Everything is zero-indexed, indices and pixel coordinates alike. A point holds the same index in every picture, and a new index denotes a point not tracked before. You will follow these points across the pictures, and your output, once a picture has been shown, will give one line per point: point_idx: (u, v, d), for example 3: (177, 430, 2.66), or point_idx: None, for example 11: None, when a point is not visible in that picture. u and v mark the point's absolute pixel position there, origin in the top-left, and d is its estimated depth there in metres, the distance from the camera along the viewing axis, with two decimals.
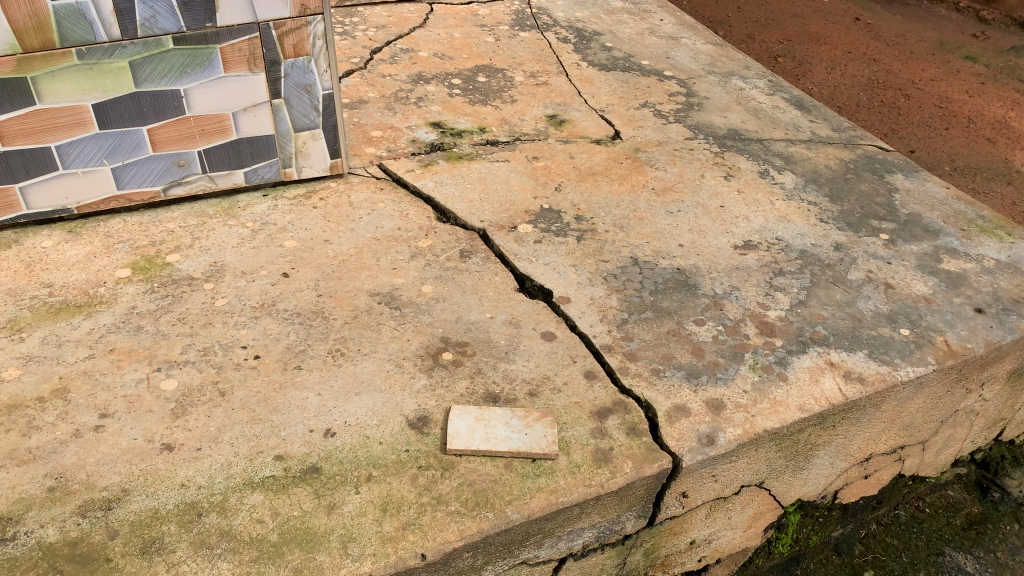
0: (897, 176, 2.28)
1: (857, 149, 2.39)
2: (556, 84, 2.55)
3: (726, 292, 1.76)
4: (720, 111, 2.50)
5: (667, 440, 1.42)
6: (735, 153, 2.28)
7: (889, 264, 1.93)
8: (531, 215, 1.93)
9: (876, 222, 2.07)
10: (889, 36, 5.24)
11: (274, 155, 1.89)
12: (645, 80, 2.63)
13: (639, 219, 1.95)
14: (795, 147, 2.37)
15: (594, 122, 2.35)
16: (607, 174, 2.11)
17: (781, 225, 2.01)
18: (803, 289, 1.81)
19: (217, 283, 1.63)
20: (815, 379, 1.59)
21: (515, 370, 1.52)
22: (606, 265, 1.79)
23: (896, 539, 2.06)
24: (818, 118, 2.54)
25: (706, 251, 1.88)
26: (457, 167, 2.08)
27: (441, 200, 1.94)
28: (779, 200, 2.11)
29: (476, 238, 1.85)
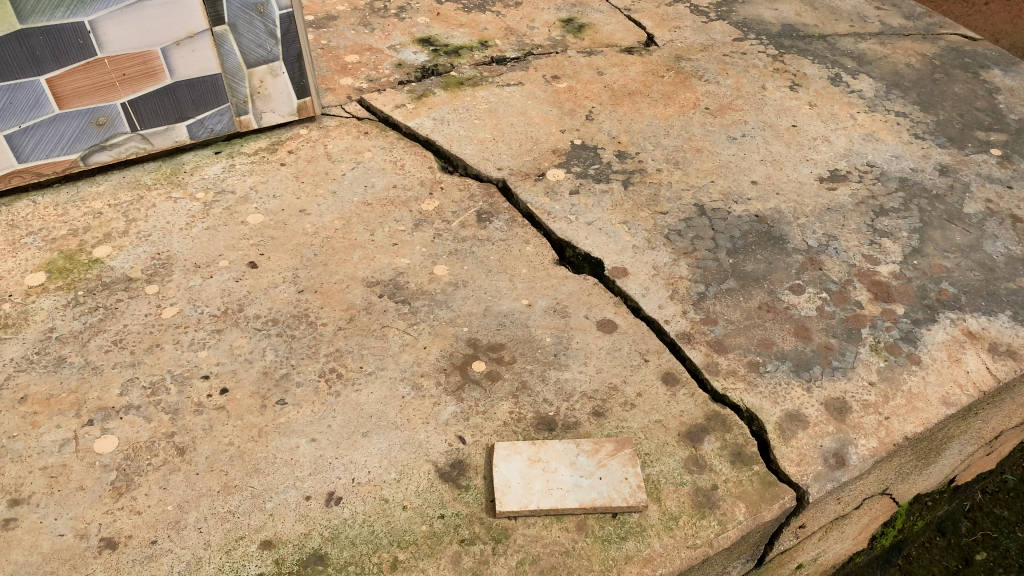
0: (995, 72, 1.85)
1: (939, 40, 1.96)
2: None
3: (821, 245, 1.38)
4: (769, 2, 2.05)
5: (785, 466, 1.07)
6: (796, 56, 1.86)
7: (1010, 188, 1.54)
8: (561, 156, 1.51)
9: (982, 133, 1.67)
10: None
11: (224, 100, 1.45)
12: None
13: (696, 151, 1.55)
14: (866, 42, 1.93)
15: (620, 25, 1.91)
16: (646, 94, 1.69)
17: (869, 146, 1.61)
18: (914, 232, 1.43)
19: (162, 285, 1.23)
20: (955, 359, 1.22)
21: (572, 380, 1.14)
22: (666, 218, 1.40)
23: (1006, 511, 1.75)
24: (885, 4, 2.10)
25: (786, 189, 1.49)
26: (459, 97, 1.65)
27: (444, 143, 1.52)
28: (860, 112, 1.71)
29: (494, 192, 1.44)
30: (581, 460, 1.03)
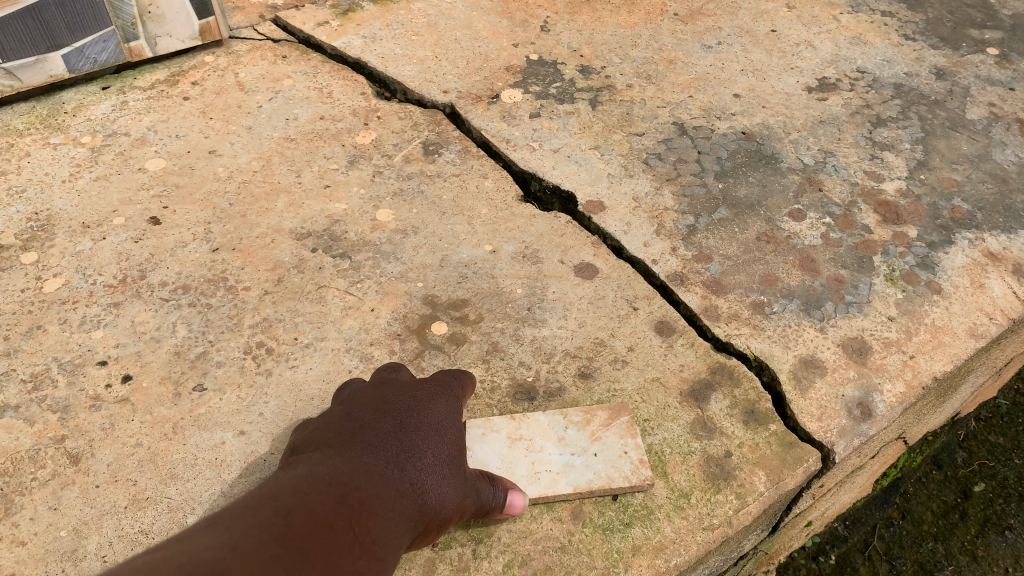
0: None
1: None
2: None
3: (818, 162, 1.22)
4: None
5: (806, 423, 0.91)
6: None
7: (1013, 90, 1.39)
8: (516, 74, 1.31)
9: (976, 31, 1.52)
10: None
11: (107, 23, 1.20)
12: None
13: (668, 63, 1.36)
14: None
15: None
16: (607, 0, 1.49)
17: (858, 50, 1.44)
18: (917, 144, 1.27)
19: (42, 252, 1.00)
20: (979, 285, 1.07)
21: (551, 337, 0.96)
22: (642, 141, 1.22)
23: (1002, 437, 1.60)
24: None
25: (773, 101, 1.32)
26: (392, 11, 1.41)
27: (379, 65, 1.30)
28: (843, 13, 1.54)
29: (442, 120, 1.23)
30: (572, 433, 0.86)
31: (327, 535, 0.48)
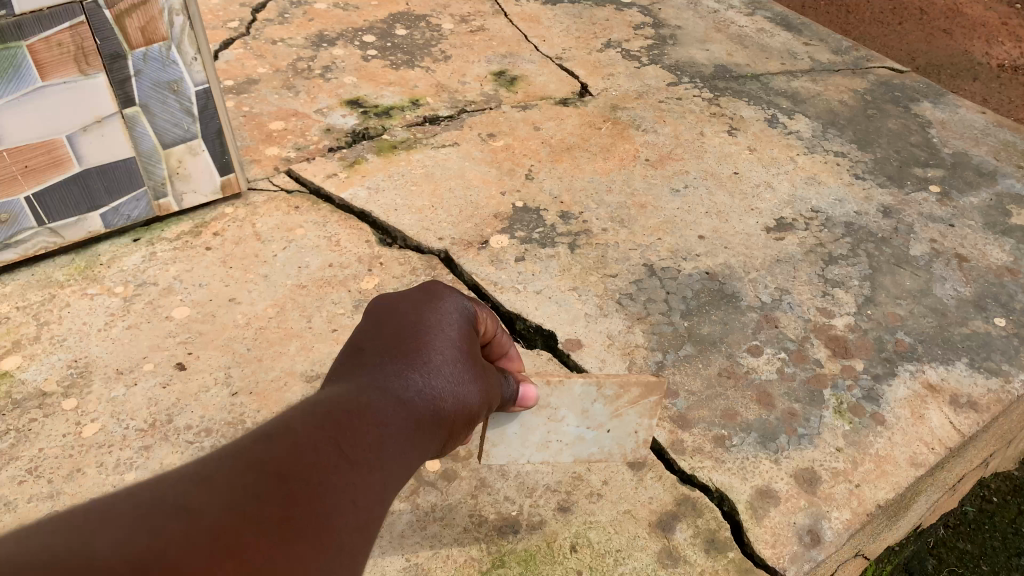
0: (925, 106, 1.88)
1: (868, 75, 1.99)
2: (494, 29, 2.06)
3: (774, 301, 1.35)
4: (699, 42, 2.06)
5: (761, 550, 1.02)
6: (731, 99, 1.85)
7: (952, 226, 1.55)
8: (503, 220, 1.46)
9: (919, 170, 1.68)
10: None
11: (140, 185, 1.35)
12: (600, 13, 2.17)
13: (641, 207, 1.52)
14: (798, 81, 1.94)
15: (553, 75, 1.89)
16: (586, 147, 1.66)
17: (812, 191, 1.60)
18: (865, 280, 1.41)
19: (80, 398, 1.12)
20: (918, 415, 1.20)
21: (533, 472, 1.08)
22: (616, 283, 1.36)
23: (969, 544, 1.69)
24: (812, 40, 2.12)
25: (735, 242, 1.47)
26: (393, 162, 1.58)
27: (381, 214, 1.46)
28: (800, 154, 1.70)
29: (437, 264, 1.38)
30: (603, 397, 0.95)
31: (310, 457, 0.49)
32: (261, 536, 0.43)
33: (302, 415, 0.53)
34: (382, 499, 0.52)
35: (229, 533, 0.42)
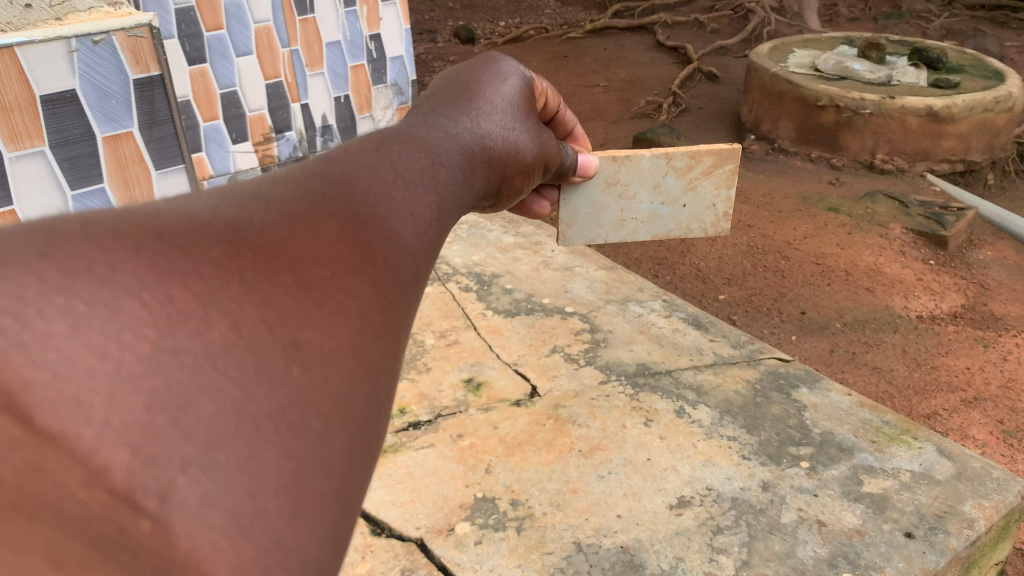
0: (803, 391, 2.39)
1: (759, 365, 2.53)
2: (466, 341, 2.67)
3: (672, 567, 1.79)
4: (625, 344, 2.63)
5: None
6: (648, 393, 2.38)
7: (817, 495, 1.99)
8: (466, 509, 1.95)
9: (794, 448, 2.15)
10: (757, 197, 5.96)
11: None
12: (550, 320, 2.78)
13: (573, 491, 2.00)
14: (703, 374, 2.48)
15: (510, 379, 2.46)
16: (532, 442, 2.18)
17: (708, 471, 2.07)
18: (743, 546, 1.85)
19: None
20: None
21: None
22: (551, 557, 1.82)
23: None
24: (716, 336, 2.69)
25: (645, 518, 1.92)
26: (384, 464, 2.10)
27: (374, 510, 1.96)
28: (700, 439, 2.19)
29: (415, 549, 1.85)
30: (677, 167, 2.07)
31: (324, 222, 0.78)
32: (300, 233, 0.75)
33: (323, 164, 0.88)
34: (373, 235, 0.83)
35: (277, 229, 0.73)
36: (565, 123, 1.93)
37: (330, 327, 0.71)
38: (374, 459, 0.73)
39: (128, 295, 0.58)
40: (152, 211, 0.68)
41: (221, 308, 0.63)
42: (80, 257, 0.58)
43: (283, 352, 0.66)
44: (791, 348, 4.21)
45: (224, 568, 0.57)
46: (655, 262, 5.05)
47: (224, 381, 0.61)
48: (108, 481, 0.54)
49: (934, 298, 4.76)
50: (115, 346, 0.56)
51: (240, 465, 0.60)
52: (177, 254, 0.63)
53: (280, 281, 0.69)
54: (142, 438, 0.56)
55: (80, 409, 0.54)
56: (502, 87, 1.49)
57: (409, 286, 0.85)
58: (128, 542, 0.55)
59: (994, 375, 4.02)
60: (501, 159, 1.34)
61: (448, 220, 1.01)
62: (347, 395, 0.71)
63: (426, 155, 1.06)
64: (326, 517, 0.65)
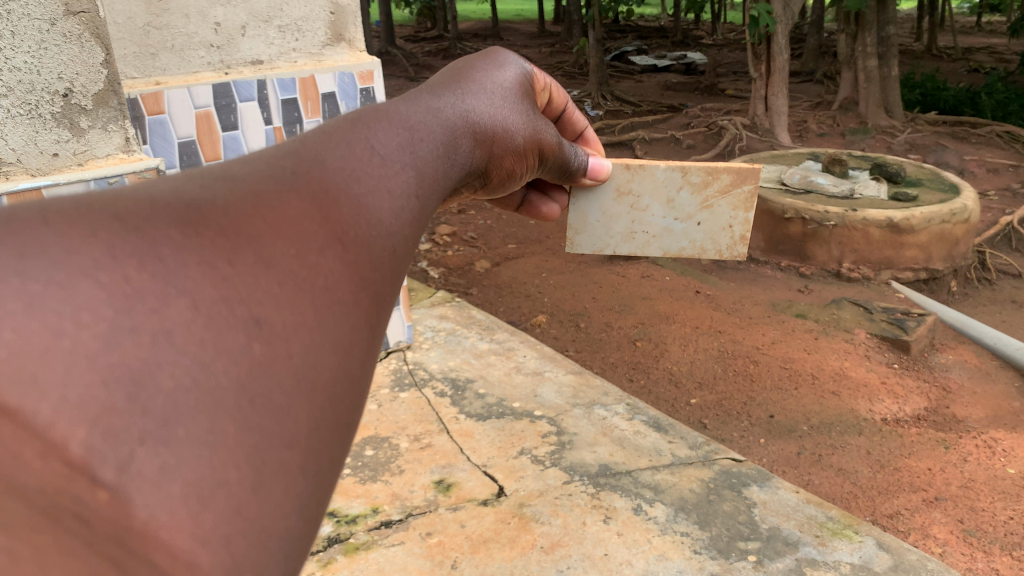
0: (753, 489, 2.55)
1: (714, 464, 2.69)
2: (438, 444, 2.82)
3: None
4: (589, 446, 2.80)
5: None
6: (608, 492, 2.53)
7: None
8: None
9: (742, 542, 2.30)
10: (727, 304, 5.96)
11: None
12: (518, 423, 2.95)
13: None
14: (660, 473, 2.63)
15: (478, 480, 2.61)
16: (497, 539, 2.31)
17: (661, 565, 2.20)
18: None
19: None
20: None
21: None
22: None
23: None
24: (674, 437, 2.86)
25: None
26: (356, 560, 2.23)
27: None
28: (655, 535, 2.33)
29: None
30: (693, 182, 2.06)
31: (285, 197, 0.79)
32: (265, 210, 0.75)
33: (298, 148, 0.90)
34: (336, 200, 0.84)
35: (240, 207, 0.73)
36: (576, 122, 2.14)
37: (299, 304, 0.71)
38: (345, 437, 0.74)
39: (83, 274, 0.57)
40: (110, 194, 0.67)
41: (178, 286, 0.62)
42: (30, 235, 0.57)
43: (245, 329, 0.65)
44: (759, 451, 4.14)
45: (183, 538, 0.56)
46: (629, 367, 5.03)
47: (184, 357, 0.59)
48: (65, 455, 0.52)
49: (898, 400, 4.71)
50: (70, 323, 0.55)
51: (200, 438, 0.58)
52: (134, 236, 0.63)
53: (243, 259, 0.68)
54: (99, 416, 0.54)
55: (34, 384, 0.52)
56: (492, 79, 1.54)
57: (388, 259, 0.86)
58: (84, 513, 0.53)
59: (954, 476, 3.88)
60: (488, 141, 1.40)
61: (431, 195, 1.05)
62: (314, 372, 0.70)
63: (405, 128, 1.09)
64: (291, 487, 0.65)
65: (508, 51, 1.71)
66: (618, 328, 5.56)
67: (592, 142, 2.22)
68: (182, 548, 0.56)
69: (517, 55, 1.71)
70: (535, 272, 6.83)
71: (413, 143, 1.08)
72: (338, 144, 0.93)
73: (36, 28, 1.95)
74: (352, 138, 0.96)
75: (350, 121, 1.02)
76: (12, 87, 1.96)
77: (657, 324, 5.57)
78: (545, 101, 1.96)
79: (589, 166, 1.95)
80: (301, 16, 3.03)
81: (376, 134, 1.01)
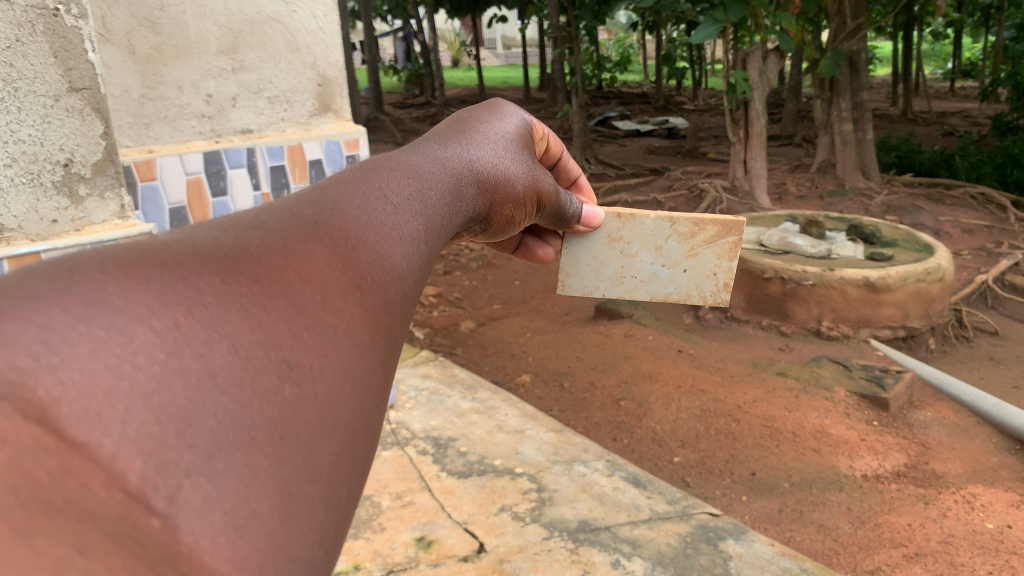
0: (729, 542, 2.60)
1: (691, 518, 2.74)
2: (420, 501, 2.86)
3: None
4: (569, 501, 2.84)
5: None
6: (588, 546, 2.56)
7: None
8: None
9: None
10: (709, 362, 6.04)
11: None
12: (499, 480, 2.99)
13: None
14: (638, 528, 2.67)
15: (459, 536, 2.65)
16: None
17: None
18: None
19: None
20: None
21: None
22: None
23: None
24: (653, 493, 2.90)
25: None
26: None
27: None
28: None
29: None
30: (680, 233, 2.10)
31: (310, 246, 0.92)
32: (293, 259, 0.89)
33: (319, 201, 1.04)
34: (353, 247, 0.98)
35: (272, 255, 0.87)
36: (571, 170, 2.25)
37: (323, 346, 0.85)
38: (362, 469, 0.86)
39: (138, 321, 0.70)
40: (162, 247, 0.81)
41: (220, 331, 0.75)
42: (99, 291, 0.70)
43: (277, 371, 0.78)
44: (741, 508, 4.16)
45: (223, 564, 0.67)
46: (612, 426, 5.07)
47: (223, 398, 0.72)
48: (124, 484, 0.63)
49: (878, 456, 4.72)
50: (129, 367, 0.67)
51: (235, 472, 0.71)
52: (181, 284, 0.76)
53: (276, 305, 0.82)
54: (152, 449, 0.66)
55: (100, 422, 0.64)
56: (495, 129, 1.65)
57: (399, 301, 1.00)
58: (140, 538, 0.63)
59: (935, 531, 3.84)
60: (491, 190, 1.51)
61: (437, 238, 1.18)
62: (336, 410, 0.83)
63: (414, 180, 1.23)
64: (313, 520, 0.77)
65: (511, 104, 1.83)
66: (601, 387, 5.62)
67: (585, 189, 2.32)
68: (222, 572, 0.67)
69: (519, 108, 1.83)
70: (520, 332, 6.90)
71: (421, 193, 1.22)
72: (355, 199, 1.08)
73: (41, 104, 2.06)
74: (366, 193, 1.11)
75: (364, 175, 1.17)
76: (16, 158, 2.06)
77: (640, 383, 5.62)
78: (542, 149, 2.06)
79: (581, 215, 2.01)
80: (289, 87, 3.17)
81: (387, 188, 1.15)
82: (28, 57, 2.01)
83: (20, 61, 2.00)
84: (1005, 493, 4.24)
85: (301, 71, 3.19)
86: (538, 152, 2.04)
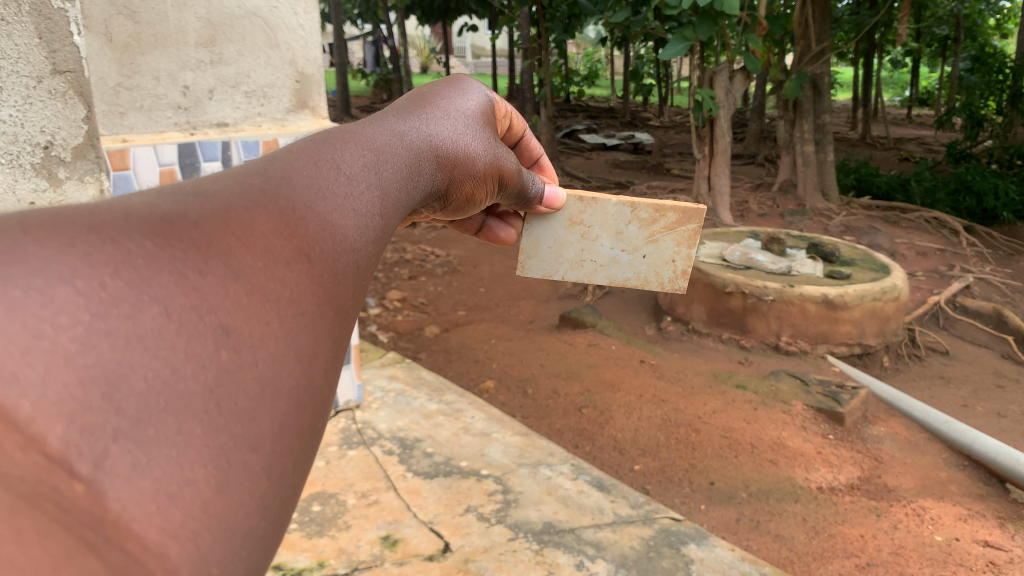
0: (691, 546, 2.63)
1: (654, 523, 2.77)
2: (385, 501, 2.86)
3: None
4: (534, 504, 2.86)
5: None
6: (552, 548, 2.58)
7: None
8: None
9: None
10: (671, 372, 6.10)
11: None
12: (465, 482, 3.00)
13: None
14: (602, 531, 2.70)
15: (424, 536, 2.65)
16: None
17: None
18: None
19: None
20: None
21: None
22: None
23: None
24: (617, 497, 2.94)
25: None
26: None
27: None
28: None
29: None
30: (641, 218, 2.15)
31: (253, 214, 0.92)
32: (235, 225, 0.88)
33: (268, 170, 1.04)
34: (300, 215, 0.98)
35: (212, 221, 0.86)
36: (532, 149, 2.29)
37: (265, 314, 0.84)
38: (308, 442, 0.86)
39: (60, 281, 0.67)
40: (91, 209, 0.79)
41: (151, 293, 0.74)
42: (16, 250, 0.67)
43: (213, 337, 0.77)
44: (700, 516, 4.21)
45: (154, 531, 0.66)
46: (575, 433, 5.11)
47: (154, 361, 0.71)
48: (44, 447, 0.61)
49: (833, 470, 4.80)
50: (49, 327, 0.65)
51: (168, 438, 0.69)
52: (110, 246, 0.74)
53: (213, 270, 0.81)
54: (76, 412, 0.64)
55: (15, 383, 0.61)
56: (455, 105, 1.66)
57: (349, 272, 1.01)
58: (60, 501, 0.61)
59: (886, 543, 3.92)
60: (451, 165, 1.53)
61: (393, 211, 1.20)
62: (278, 379, 0.83)
63: (368, 153, 1.24)
64: (255, 490, 0.77)
65: (474, 80, 1.85)
66: (565, 395, 5.65)
67: (547, 169, 2.37)
68: (152, 540, 0.65)
69: (483, 84, 1.84)
70: (484, 339, 6.90)
71: (375, 166, 1.23)
72: (304, 169, 1.08)
73: (23, 85, 2.04)
74: (316, 164, 1.11)
75: (318, 145, 1.17)
76: None
77: (603, 392, 5.66)
78: (504, 127, 2.09)
79: (543, 195, 2.04)
80: (267, 82, 3.17)
81: (339, 158, 1.16)
82: (12, 37, 1.98)
83: (4, 40, 1.97)
84: (953, 507, 4.36)
85: (279, 67, 3.20)
86: (500, 131, 2.07)
